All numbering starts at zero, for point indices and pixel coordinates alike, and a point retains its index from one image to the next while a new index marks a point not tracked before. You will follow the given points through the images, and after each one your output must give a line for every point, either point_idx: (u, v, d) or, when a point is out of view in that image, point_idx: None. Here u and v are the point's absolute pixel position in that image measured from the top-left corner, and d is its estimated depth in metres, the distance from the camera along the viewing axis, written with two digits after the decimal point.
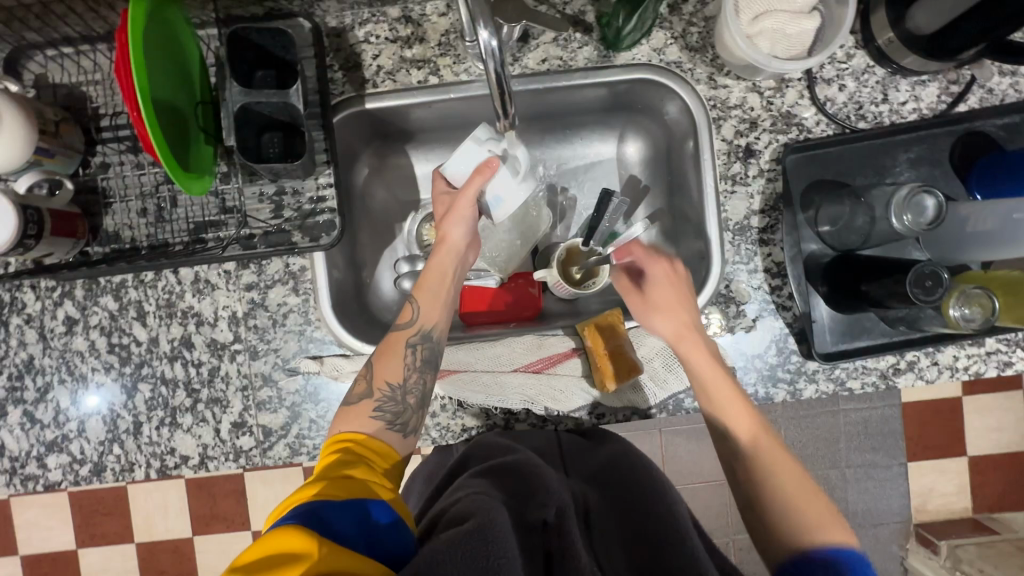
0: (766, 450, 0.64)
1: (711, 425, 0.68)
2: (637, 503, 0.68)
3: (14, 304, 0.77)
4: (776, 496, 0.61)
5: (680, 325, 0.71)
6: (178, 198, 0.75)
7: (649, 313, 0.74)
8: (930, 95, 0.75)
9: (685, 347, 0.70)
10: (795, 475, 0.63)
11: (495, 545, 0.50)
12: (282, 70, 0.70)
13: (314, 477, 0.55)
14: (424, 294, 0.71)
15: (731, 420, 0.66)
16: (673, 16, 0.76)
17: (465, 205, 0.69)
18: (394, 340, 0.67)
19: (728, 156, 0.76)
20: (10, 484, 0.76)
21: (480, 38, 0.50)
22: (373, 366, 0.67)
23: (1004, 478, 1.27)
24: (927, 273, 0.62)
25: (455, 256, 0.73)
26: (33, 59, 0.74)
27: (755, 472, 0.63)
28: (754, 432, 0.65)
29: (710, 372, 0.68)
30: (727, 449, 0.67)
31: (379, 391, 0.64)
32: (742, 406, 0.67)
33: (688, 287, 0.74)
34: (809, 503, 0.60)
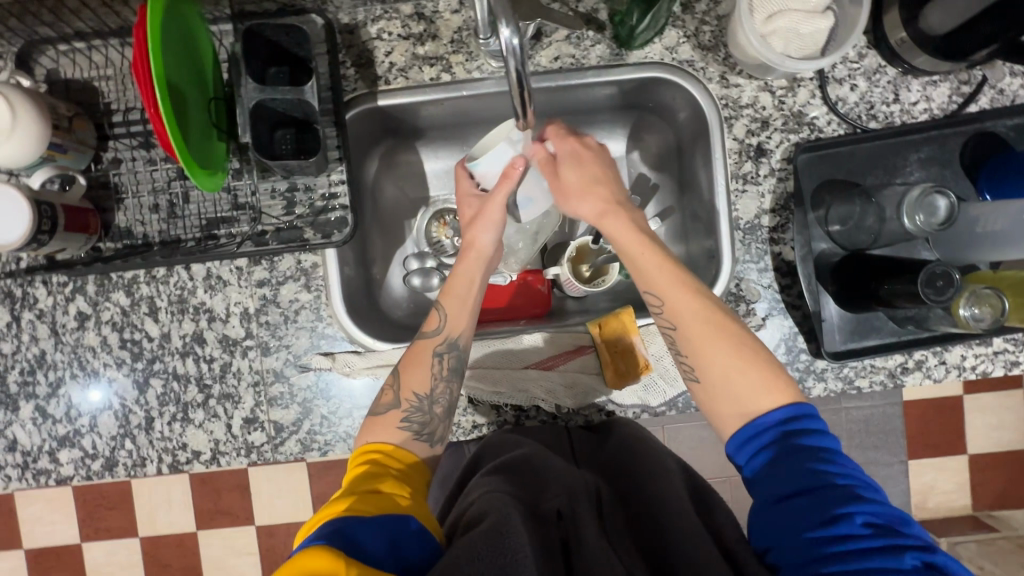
0: (705, 320, 0.62)
1: (650, 302, 0.65)
2: (647, 494, 0.65)
3: (25, 299, 0.77)
4: (717, 369, 0.60)
5: (600, 204, 0.69)
6: (190, 193, 0.75)
7: (570, 194, 0.70)
8: (941, 95, 0.75)
9: (611, 223, 0.68)
10: (735, 340, 0.60)
11: (513, 542, 0.51)
12: (296, 67, 0.71)
13: (342, 493, 0.56)
14: (451, 301, 0.70)
15: (668, 295, 0.63)
16: (686, 14, 0.76)
17: (494, 210, 0.71)
18: (420, 348, 0.68)
19: (740, 155, 0.77)
20: (23, 478, 0.77)
21: (502, 36, 0.50)
22: (399, 377, 0.67)
23: (1002, 475, 1.28)
24: (938, 273, 0.63)
25: (482, 263, 0.73)
26: (44, 53, 0.74)
27: (696, 346, 0.61)
28: (691, 304, 0.62)
29: (637, 246, 0.66)
30: (668, 326, 0.64)
31: (405, 401, 0.65)
32: (674, 281, 0.63)
33: (599, 158, 0.71)
34: (749, 368, 0.58)
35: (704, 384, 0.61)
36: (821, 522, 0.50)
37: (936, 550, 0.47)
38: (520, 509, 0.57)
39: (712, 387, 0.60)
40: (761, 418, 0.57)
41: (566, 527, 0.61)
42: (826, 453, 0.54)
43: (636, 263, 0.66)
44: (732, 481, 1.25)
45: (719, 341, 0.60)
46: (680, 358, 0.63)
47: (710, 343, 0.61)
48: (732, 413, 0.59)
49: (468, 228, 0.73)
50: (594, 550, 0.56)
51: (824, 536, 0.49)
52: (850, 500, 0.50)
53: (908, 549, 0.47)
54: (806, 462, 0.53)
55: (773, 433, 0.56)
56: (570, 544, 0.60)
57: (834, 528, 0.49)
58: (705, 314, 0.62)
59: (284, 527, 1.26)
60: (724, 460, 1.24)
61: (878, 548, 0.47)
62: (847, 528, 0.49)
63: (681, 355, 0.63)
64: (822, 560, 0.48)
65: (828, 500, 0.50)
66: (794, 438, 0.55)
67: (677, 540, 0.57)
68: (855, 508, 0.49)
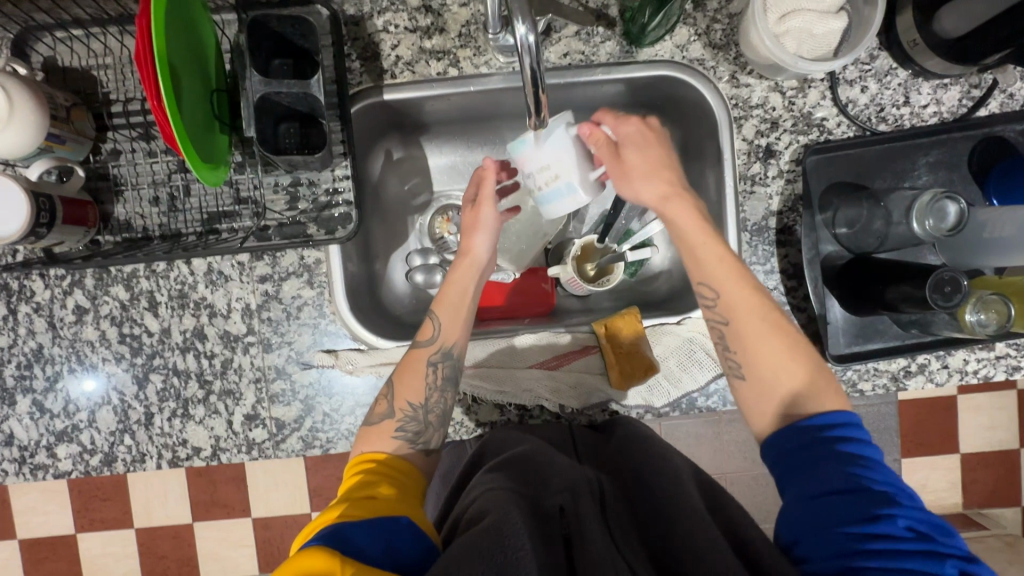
0: (760, 316, 0.61)
1: (702, 293, 0.64)
2: (654, 490, 0.64)
3: (22, 292, 0.76)
4: (770, 366, 0.60)
5: (664, 191, 0.63)
6: (191, 186, 0.73)
7: (632, 177, 0.64)
8: (951, 98, 0.75)
9: (677, 210, 0.63)
10: (787, 339, 0.60)
11: (512, 539, 0.50)
12: (300, 59, 0.69)
13: (337, 500, 0.56)
14: (444, 309, 0.69)
15: (726, 288, 0.62)
16: (697, 12, 0.75)
17: (490, 216, 0.71)
18: (415, 357, 0.67)
19: (749, 156, 0.76)
20: (20, 473, 0.76)
21: (518, 32, 0.50)
22: (393, 385, 0.67)
23: (994, 474, 1.29)
24: (947, 279, 0.62)
25: (475, 272, 0.71)
26: (41, 40, 0.72)
27: (750, 341, 0.61)
28: (747, 298, 0.62)
29: (703, 235, 0.62)
30: (720, 318, 0.63)
31: (399, 411, 0.65)
32: (736, 279, 0.62)
33: (663, 141, 0.66)
34: (801, 372, 0.59)
35: (753, 381, 0.61)
36: (863, 521, 0.50)
37: (973, 559, 0.48)
38: (521, 506, 0.57)
39: (762, 388, 0.60)
40: (797, 423, 0.57)
41: (569, 525, 0.59)
42: (866, 459, 0.54)
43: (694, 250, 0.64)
44: (727, 478, 1.26)
45: (776, 339, 0.60)
46: (727, 352, 0.63)
47: (768, 340, 0.60)
48: (777, 410, 0.59)
49: (466, 235, 0.72)
50: (598, 545, 0.55)
51: (865, 533, 0.49)
52: (890, 503, 0.50)
53: (948, 556, 0.48)
54: (850, 465, 0.53)
55: (811, 437, 0.56)
56: (572, 539, 0.58)
57: (876, 527, 0.49)
58: (761, 311, 0.61)
59: (281, 520, 1.25)
60: (720, 457, 1.25)
61: (917, 551, 0.48)
62: (888, 528, 0.49)
63: (728, 348, 0.63)
64: (859, 556, 0.48)
65: (872, 501, 0.51)
66: (839, 442, 0.55)
67: (683, 537, 0.55)
68: (897, 511, 0.50)
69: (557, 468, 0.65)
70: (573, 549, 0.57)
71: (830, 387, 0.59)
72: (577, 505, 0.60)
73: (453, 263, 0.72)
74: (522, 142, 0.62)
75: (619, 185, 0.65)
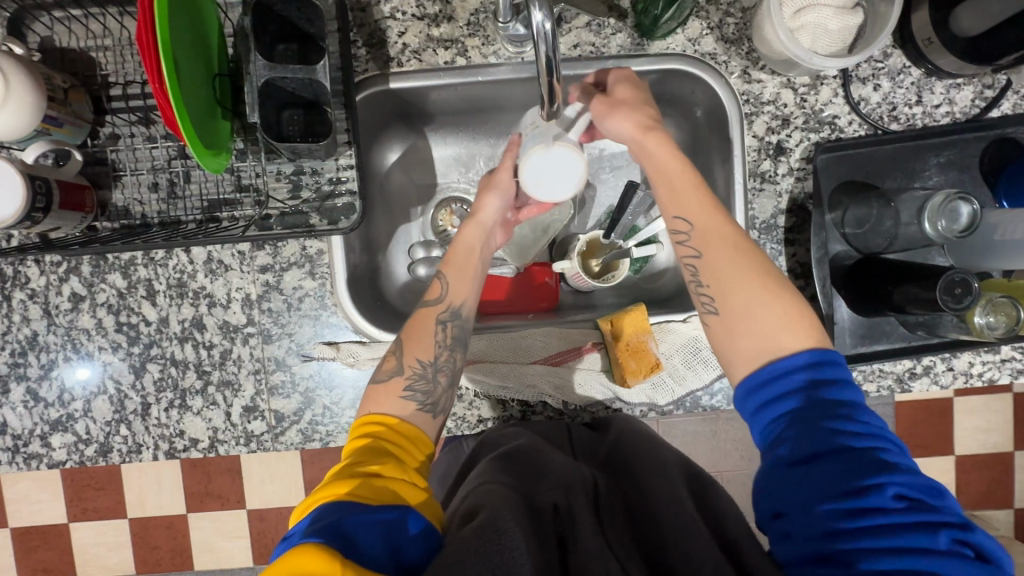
0: (737, 254, 0.61)
1: (676, 227, 0.64)
2: (648, 494, 0.61)
3: (16, 278, 0.74)
4: (753, 299, 0.59)
5: (643, 122, 0.66)
6: (192, 173, 0.72)
7: (611, 109, 0.67)
8: (964, 98, 0.74)
9: (654, 141, 0.65)
10: (759, 268, 0.61)
11: (506, 537, 0.49)
12: (305, 44, 0.67)
13: (340, 477, 0.54)
14: (453, 270, 0.70)
15: (699, 221, 0.62)
16: (710, 5, 0.74)
17: (506, 178, 0.72)
18: (426, 314, 0.67)
19: (759, 152, 0.75)
20: (13, 462, 0.75)
21: (534, 18, 0.49)
22: (403, 346, 0.66)
23: (990, 477, 1.29)
24: (957, 281, 0.61)
25: (483, 232, 0.73)
26: (39, 20, 0.70)
27: (723, 273, 0.61)
28: (723, 233, 0.62)
29: (686, 189, 0.64)
30: (693, 252, 0.63)
31: (409, 368, 0.64)
32: (718, 230, 0.62)
33: (644, 86, 0.70)
34: (777, 301, 0.59)
35: (727, 313, 0.60)
36: (851, 494, 0.48)
37: (967, 527, 0.47)
38: (515, 503, 0.55)
39: (736, 324, 0.59)
40: (778, 362, 0.56)
41: (562, 523, 0.58)
42: (853, 417, 0.52)
43: (675, 188, 0.64)
44: (724, 476, 1.26)
45: (748, 273, 0.60)
46: (700, 288, 0.62)
47: (746, 275, 0.60)
48: (760, 347, 0.58)
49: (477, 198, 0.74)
50: (592, 548, 0.54)
51: (851, 506, 0.48)
52: (881, 472, 0.49)
53: (941, 528, 0.46)
54: (833, 426, 0.51)
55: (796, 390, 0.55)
56: (566, 538, 0.57)
57: (862, 499, 0.48)
58: (734, 245, 0.62)
59: (276, 512, 1.24)
60: (717, 455, 1.25)
61: (908, 525, 0.46)
62: (877, 500, 0.47)
63: (702, 284, 0.62)
64: (845, 535, 0.47)
65: (860, 471, 0.49)
66: (820, 391, 0.54)
67: (676, 545, 0.53)
68: (887, 480, 0.48)
69: (552, 463, 0.64)
70: (567, 550, 0.55)
71: (808, 324, 0.58)
72: (571, 503, 0.60)
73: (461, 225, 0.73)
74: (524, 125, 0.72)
75: (603, 117, 0.67)
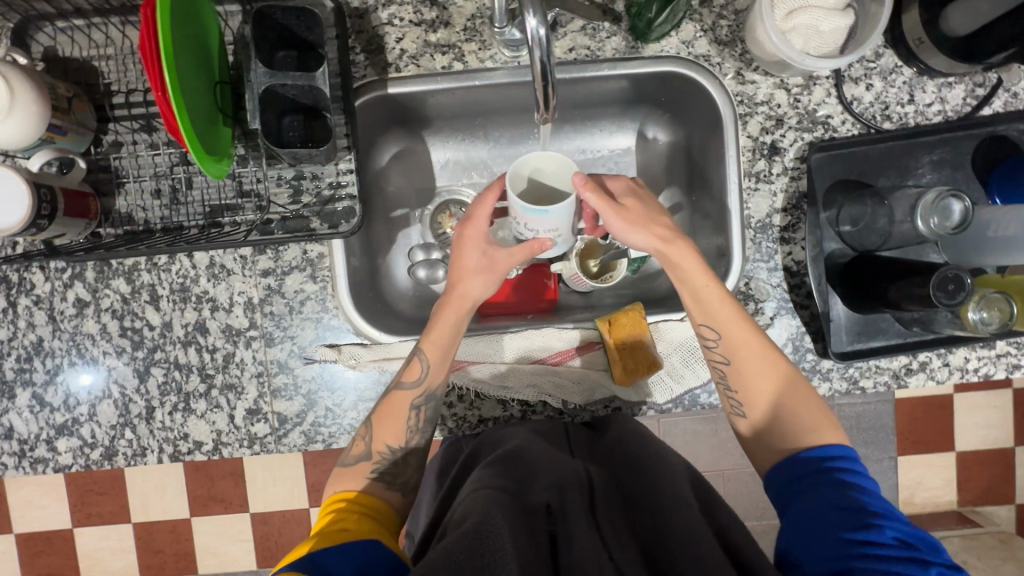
0: (758, 355, 0.64)
1: (703, 334, 0.66)
2: (646, 498, 0.61)
3: (22, 284, 0.75)
4: (777, 411, 0.63)
5: (664, 236, 0.67)
6: (194, 179, 0.73)
7: (633, 224, 0.66)
8: (955, 97, 0.75)
9: (679, 253, 0.66)
10: (776, 360, 0.65)
11: (492, 541, 0.50)
12: (304, 52, 0.69)
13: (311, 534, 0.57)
14: (433, 348, 0.68)
15: (727, 330, 0.65)
16: (703, 7, 0.75)
17: (504, 267, 0.67)
18: (398, 401, 0.67)
19: (753, 153, 0.76)
20: (19, 466, 0.75)
21: (528, 24, 0.50)
22: (372, 429, 0.67)
23: (990, 473, 1.29)
24: (950, 277, 0.62)
25: (467, 312, 0.69)
26: (43, 30, 0.72)
27: (750, 382, 0.64)
28: (747, 335, 0.65)
29: (705, 278, 0.66)
30: (721, 359, 0.66)
31: (376, 453, 0.66)
32: (736, 319, 0.65)
33: (653, 202, 0.70)
34: (801, 409, 0.62)
35: (752, 418, 0.64)
36: (853, 527, 0.52)
37: (956, 568, 0.49)
38: (507, 508, 0.55)
39: (762, 427, 0.64)
40: (799, 456, 0.60)
41: (555, 522, 0.59)
42: (857, 480, 0.57)
43: (699, 294, 0.65)
44: (724, 474, 1.26)
45: (774, 380, 0.64)
46: (729, 392, 0.66)
47: (774, 388, 0.64)
48: (777, 447, 0.62)
49: (466, 271, 0.68)
50: (583, 545, 0.54)
51: (853, 539, 0.51)
52: (879, 516, 0.52)
53: (934, 563, 0.49)
54: (839, 483, 0.56)
55: (812, 467, 0.59)
56: (558, 537, 0.57)
57: (863, 534, 0.51)
58: (764, 357, 0.64)
59: (279, 515, 1.25)
60: (717, 454, 1.25)
61: (900, 558, 0.49)
62: (876, 536, 0.51)
63: (730, 387, 0.66)
64: (847, 559, 0.50)
65: (861, 514, 0.53)
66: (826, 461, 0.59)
67: (674, 544, 0.54)
68: (885, 522, 0.52)
69: (545, 462, 0.64)
70: (558, 548, 0.56)
71: (825, 422, 0.62)
72: (564, 502, 0.60)
73: (445, 298, 0.69)
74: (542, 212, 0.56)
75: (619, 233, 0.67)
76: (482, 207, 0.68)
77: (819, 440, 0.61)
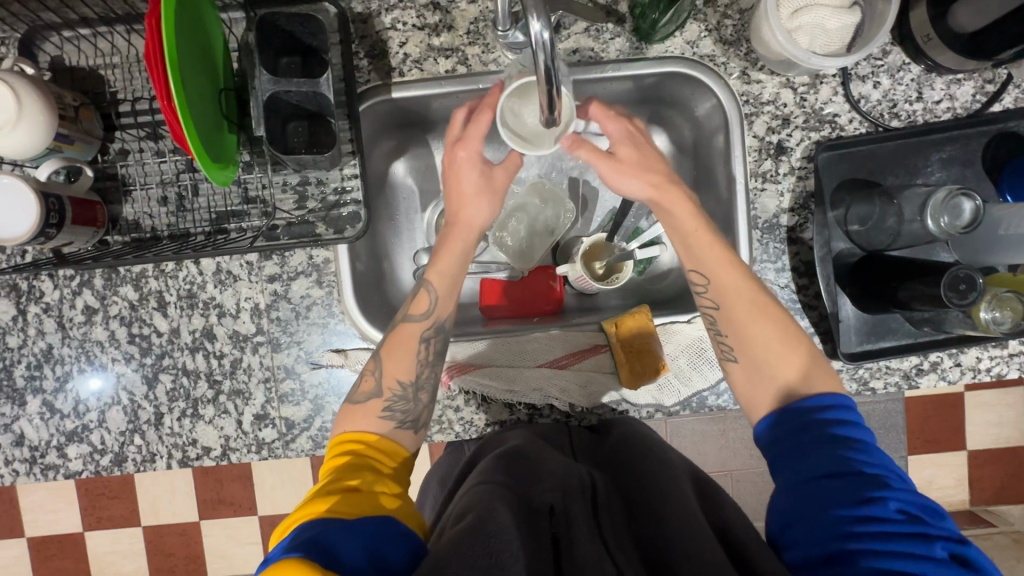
0: (748, 299, 0.64)
1: (693, 279, 0.66)
2: (650, 495, 0.61)
3: (31, 292, 0.76)
4: (772, 354, 0.62)
5: (656, 181, 0.68)
6: (200, 186, 0.73)
7: (626, 172, 0.69)
8: (965, 94, 0.74)
9: (671, 200, 0.67)
10: (767, 307, 0.63)
11: (497, 542, 0.49)
12: (308, 56, 0.69)
13: (323, 489, 0.55)
14: (439, 279, 0.69)
15: (716, 275, 0.65)
16: (708, 7, 0.75)
17: (502, 185, 0.72)
18: (407, 333, 0.67)
19: (760, 153, 0.76)
20: (30, 473, 0.76)
21: (532, 29, 0.50)
22: (381, 363, 0.66)
23: (1003, 472, 1.28)
24: (961, 277, 0.61)
25: (472, 237, 0.71)
26: (48, 40, 0.72)
27: (741, 324, 0.63)
28: (737, 280, 0.64)
29: (696, 227, 0.66)
30: (712, 304, 0.66)
31: (388, 390, 0.65)
32: (725, 267, 0.65)
33: (650, 144, 0.71)
34: (791, 348, 0.62)
35: (745, 360, 0.63)
36: (853, 503, 0.51)
37: (964, 541, 0.49)
38: (509, 503, 0.56)
39: (754, 367, 0.62)
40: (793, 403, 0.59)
41: (558, 524, 0.58)
42: (857, 441, 0.55)
43: (690, 244, 0.66)
44: (732, 475, 1.25)
45: (767, 324, 0.62)
46: (720, 336, 0.65)
47: (766, 329, 0.62)
48: (771, 391, 0.61)
49: (465, 198, 0.71)
50: (584, 549, 0.53)
51: (853, 516, 0.50)
52: (880, 487, 0.51)
53: (937, 538, 0.48)
54: (832, 439, 0.55)
55: (806, 419, 0.57)
56: (561, 540, 0.56)
57: (864, 510, 0.50)
58: (755, 302, 0.63)
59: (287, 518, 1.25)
60: (725, 455, 1.25)
61: (903, 535, 0.48)
62: (878, 511, 0.50)
63: (722, 333, 0.65)
64: (845, 539, 0.49)
65: (862, 485, 0.51)
66: (814, 414, 0.57)
67: (675, 536, 0.54)
68: (887, 494, 0.51)
69: (551, 463, 0.64)
70: (560, 549, 0.55)
71: (824, 376, 0.60)
72: (567, 504, 0.59)
73: (447, 228, 0.71)
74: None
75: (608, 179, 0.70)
76: (475, 129, 0.70)
77: (815, 390, 0.59)
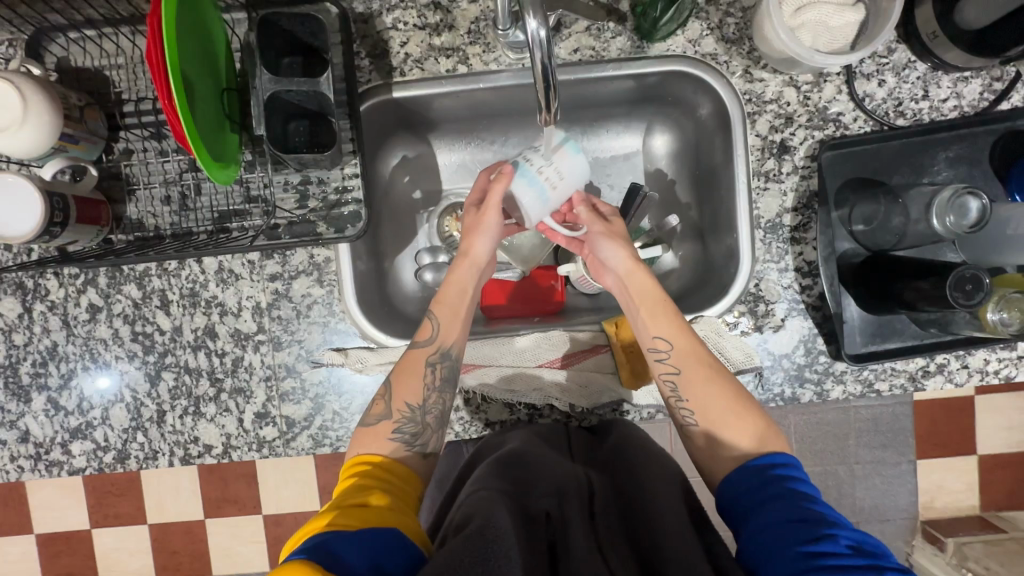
0: (706, 363, 0.64)
1: (657, 347, 0.66)
2: (641, 501, 0.61)
3: (37, 290, 0.77)
4: (725, 426, 0.61)
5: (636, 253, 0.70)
6: (202, 185, 0.74)
7: (613, 236, 0.71)
8: (972, 92, 0.73)
9: (642, 271, 0.69)
10: (724, 377, 0.64)
11: (491, 553, 0.48)
12: (309, 57, 0.69)
13: (329, 505, 0.56)
14: (443, 309, 0.70)
15: (678, 340, 0.65)
16: (710, 6, 0.74)
17: (493, 218, 0.70)
18: (414, 358, 0.67)
19: (762, 152, 0.75)
20: (35, 469, 0.77)
21: (529, 26, 0.50)
22: (392, 385, 0.67)
23: (1013, 477, 1.26)
24: (967, 277, 0.61)
25: (475, 271, 0.73)
26: (54, 41, 0.73)
27: (700, 391, 0.63)
28: (697, 348, 0.65)
29: (660, 294, 0.67)
30: (672, 370, 0.65)
31: (398, 412, 0.65)
32: (685, 333, 0.65)
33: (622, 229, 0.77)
34: (744, 412, 0.62)
35: (705, 426, 0.63)
36: (810, 537, 0.50)
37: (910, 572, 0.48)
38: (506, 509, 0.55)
39: (715, 433, 0.62)
40: (744, 465, 0.59)
41: (554, 531, 0.59)
42: (807, 493, 0.55)
43: (653, 309, 0.67)
44: None
45: (721, 388, 0.63)
46: (681, 403, 0.64)
47: (722, 395, 0.63)
48: (730, 455, 0.61)
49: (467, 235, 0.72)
50: (579, 551, 0.54)
51: (808, 551, 0.49)
52: (832, 524, 0.50)
53: (888, 569, 0.47)
54: (787, 493, 0.54)
55: (761, 480, 0.57)
56: (558, 547, 0.57)
57: (818, 545, 0.49)
58: (717, 370, 0.64)
59: (290, 516, 1.26)
60: None
61: (858, 567, 0.47)
62: (832, 546, 0.49)
63: (682, 399, 0.64)
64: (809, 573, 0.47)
65: (814, 523, 0.51)
66: (766, 471, 0.57)
67: (664, 544, 0.54)
68: (839, 530, 0.50)
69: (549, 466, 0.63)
70: (557, 559, 0.56)
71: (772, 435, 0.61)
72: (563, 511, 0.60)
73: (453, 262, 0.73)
74: (541, 191, 0.66)
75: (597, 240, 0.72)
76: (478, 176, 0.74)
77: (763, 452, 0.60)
